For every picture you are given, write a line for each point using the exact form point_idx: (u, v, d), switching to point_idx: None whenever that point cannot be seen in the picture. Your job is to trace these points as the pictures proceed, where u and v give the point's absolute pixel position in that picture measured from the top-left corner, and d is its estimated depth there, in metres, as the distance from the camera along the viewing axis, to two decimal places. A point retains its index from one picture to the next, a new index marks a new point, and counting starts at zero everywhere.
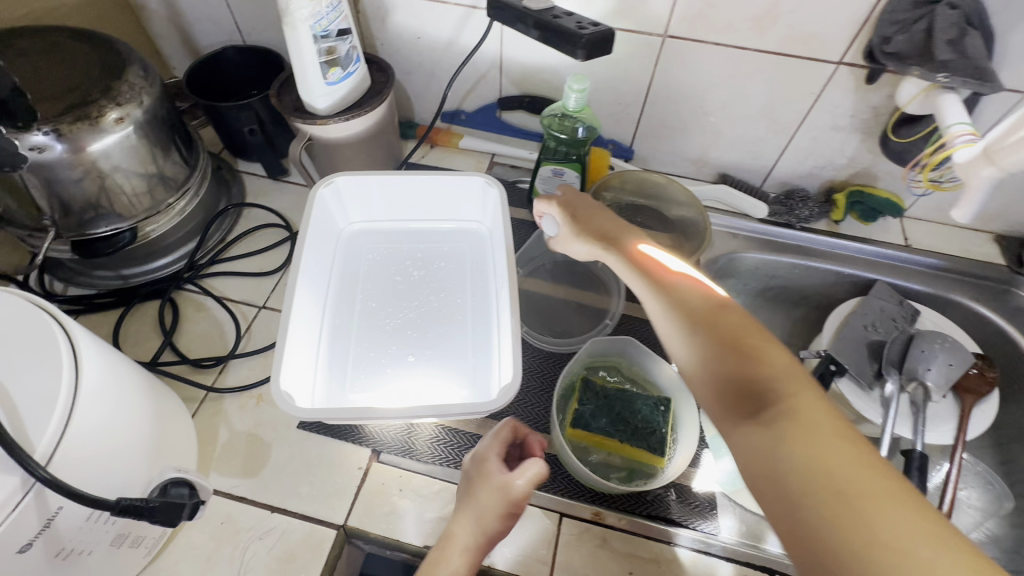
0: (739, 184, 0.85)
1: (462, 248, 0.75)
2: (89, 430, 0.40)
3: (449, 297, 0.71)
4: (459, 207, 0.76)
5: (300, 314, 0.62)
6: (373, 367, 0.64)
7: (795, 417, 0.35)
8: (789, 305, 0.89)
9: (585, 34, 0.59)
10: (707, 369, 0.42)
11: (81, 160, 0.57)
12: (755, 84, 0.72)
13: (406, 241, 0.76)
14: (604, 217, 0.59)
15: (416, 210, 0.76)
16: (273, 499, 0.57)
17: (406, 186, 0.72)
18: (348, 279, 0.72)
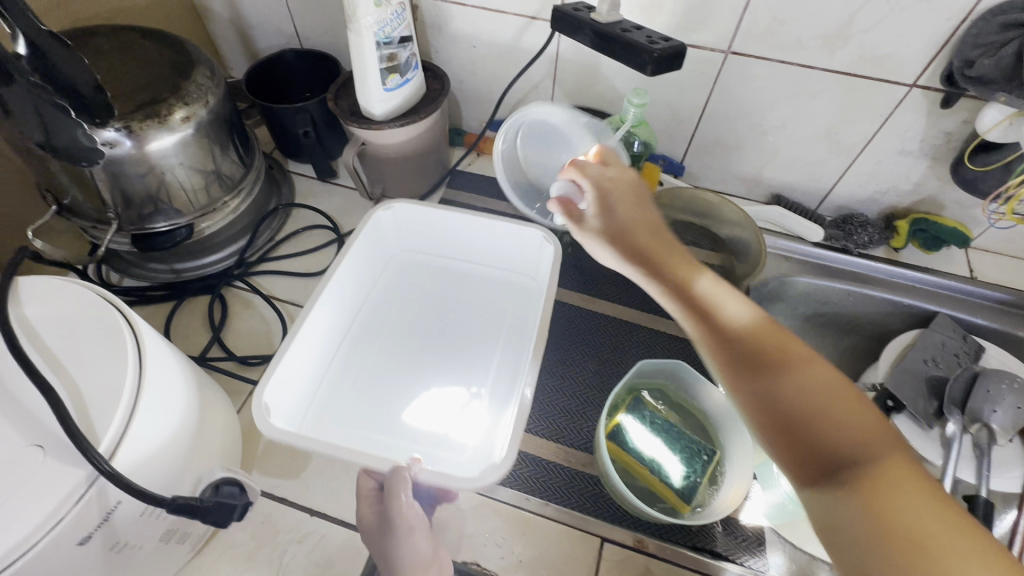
0: (793, 206, 0.83)
1: (505, 297, 0.73)
2: (151, 426, 0.39)
3: (483, 348, 0.69)
4: (505, 253, 0.73)
5: (317, 329, 0.63)
6: (376, 404, 0.64)
7: (951, 553, 0.29)
8: (840, 333, 0.86)
9: (655, 49, 0.56)
10: (812, 471, 0.34)
11: (148, 155, 0.58)
12: (819, 104, 0.70)
13: (445, 278, 0.76)
14: (636, 211, 0.50)
15: (463, 250, 0.75)
16: (313, 502, 0.57)
17: (456, 225, 0.72)
18: (379, 306, 0.73)
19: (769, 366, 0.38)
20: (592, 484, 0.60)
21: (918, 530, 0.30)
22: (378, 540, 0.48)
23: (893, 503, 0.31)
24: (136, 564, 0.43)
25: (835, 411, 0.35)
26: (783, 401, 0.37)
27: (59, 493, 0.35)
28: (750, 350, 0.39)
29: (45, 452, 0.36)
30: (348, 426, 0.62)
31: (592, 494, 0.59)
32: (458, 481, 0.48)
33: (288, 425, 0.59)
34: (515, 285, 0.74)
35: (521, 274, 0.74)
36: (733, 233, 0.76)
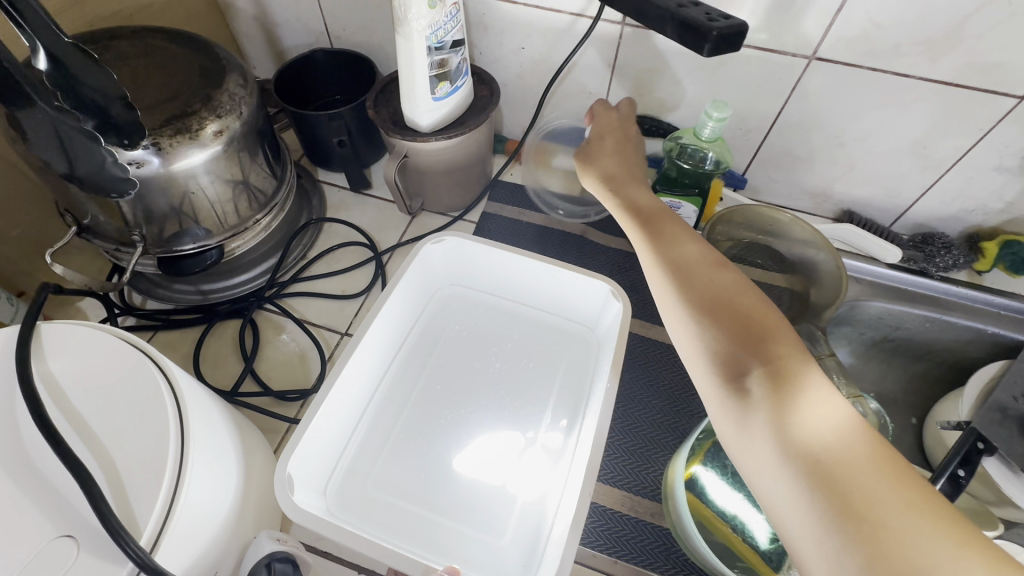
0: (866, 224, 0.76)
1: (558, 346, 0.68)
2: (198, 505, 0.34)
3: (537, 398, 0.64)
4: (561, 298, 0.67)
5: (350, 384, 0.57)
6: (407, 474, 0.59)
7: (846, 453, 0.32)
8: (911, 360, 0.79)
9: (716, 26, 0.49)
10: (731, 385, 0.38)
11: (177, 174, 0.53)
12: (909, 115, 0.63)
13: (493, 319, 0.70)
14: (616, 156, 0.58)
15: (516, 291, 0.69)
16: (360, 558, 0.52)
17: (512, 267, 0.66)
18: (416, 350, 0.67)
19: (702, 288, 0.43)
20: (664, 538, 0.55)
21: (818, 438, 0.33)
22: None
23: (797, 416, 0.35)
24: None
25: (764, 340, 0.39)
26: (719, 332, 0.40)
27: None
28: (695, 286, 0.43)
29: (81, 544, 0.31)
30: (380, 494, 0.57)
31: (666, 551, 0.54)
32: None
33: (313, 496, 0.54)
34: (569, 332, 0.69)
35: (577, 320, 0.68)
36: (807, 255, 0.70)
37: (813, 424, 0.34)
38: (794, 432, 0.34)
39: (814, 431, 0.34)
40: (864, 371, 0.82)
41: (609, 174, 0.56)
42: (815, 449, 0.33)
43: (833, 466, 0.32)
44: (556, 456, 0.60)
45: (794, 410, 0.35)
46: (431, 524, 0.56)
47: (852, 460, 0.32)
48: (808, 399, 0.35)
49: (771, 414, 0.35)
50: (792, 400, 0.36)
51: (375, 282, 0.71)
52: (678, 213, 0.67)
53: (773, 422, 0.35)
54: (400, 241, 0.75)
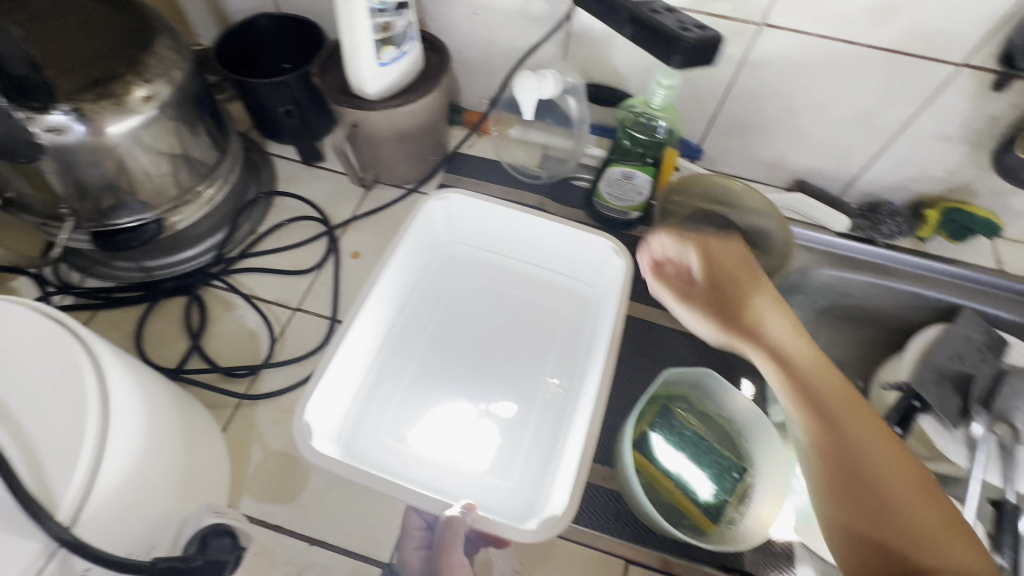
0: (818, 194, 0.77)
1: (559, 305, 0.68)
2: (119, 479, 0.34)
3: (539, 353, 0.65)
4: (564, 259, 0.67)
5: (360, 338, 0.58)
6: (420, 425, 0.60)
7: None
8: (858, 326, 0.82)
9: (686, 38, 0.51)
10: (856, 535, 0.40)
11: (104, 144, 0.51)
12: (856, 83, 0.64)
13: (494, 276, 0.70)
14: (745, 268, 0.54)
15: (517, 249, 0.69)
16: (311, 529, 0.52)
17: (512, 224, 0.66)
18: (420, 307, 0.67)
19: (832, 421, 0.43)
20: (613, 501, 0.55)
21: (913, 545, 0.37)
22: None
23: (894, 529, 0.38)
24: None
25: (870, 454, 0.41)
26: (828, 446, 0.42)
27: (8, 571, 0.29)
28: (812, 398, 0.44)
29: None
30: (389, 442, 0.59)
31: (614, 514, 0.54)
32: (520, 534, 0.44)
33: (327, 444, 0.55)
34: (569, 292, 0.69)
35: (577, 280, 0.69)
36: (757, 224, 0.72)
37: (909, 532, 0.38)
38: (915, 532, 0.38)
39: (927, 537, 0.38)
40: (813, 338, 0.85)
41: (756, 303, 0.50)
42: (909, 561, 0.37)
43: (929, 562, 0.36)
44: (536, 412, 0.61)
45: (886, 517, 0.39)
46: (443, 471, 0.57)
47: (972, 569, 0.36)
48: (942, 553, 0.37)
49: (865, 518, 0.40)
50: (905, 509, 0.39)
51: (329, 258, 0.69)
52: (632, 183, 0.66)
53: (871, 526, 0.39)
54: (353, 215, 0.74)
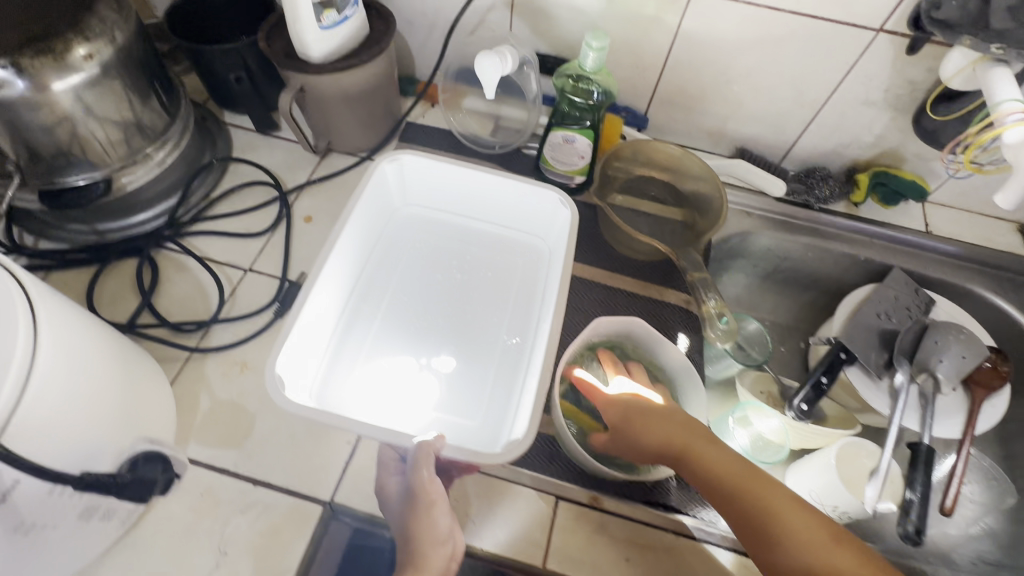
0: (758, 160, 0.80)
1: (514, 259, 0.71)
2: (48, 399, 0.36)
3: (495, 305, 0.68)
4: (517, 216, 0.70)
5: (323, 294, 0.59)
6: (387, 372, 0.62)
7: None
8: (799, 288, 0.86)
9: None
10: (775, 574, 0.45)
11: (46, 101, 0.52)
12: (784, 49, 0.67)
13: (453, 235, 0.72)
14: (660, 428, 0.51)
15: (473, 207, 0.71)
16: (256, 471, 0.54)
17: (465, 182, 0.68)
18: (382, 265, 0.69)
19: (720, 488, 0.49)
20: (548, 445, 0.58)
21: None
22: (401, 509, 0.47)
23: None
24: (49, 547, 0.40)
25: (795, 530, 0.45)
26: (746, 529, 0.47)
27: None
28: (702, 477, 0.49)
29: None
30: (360, 390, 0.61)
31: (548, 457, 0.57)
32: (483, 457, 0.47)
33: (300, 395, 0.56)
34: (523, 246, 0.72)
35: (530, 235, 0.71)
36: (696, 188, 0.75)
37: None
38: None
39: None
40: (758, 301, 0.88)
41: (647, 425, 0.52)
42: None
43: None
44: (493, 363, 0.64)
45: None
46: (409, 413, 0.60)
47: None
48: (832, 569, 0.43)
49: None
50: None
51: (281, 221, 0.71)
52: (573, 147, 0.70)
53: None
54: (308, 181, 0.75)
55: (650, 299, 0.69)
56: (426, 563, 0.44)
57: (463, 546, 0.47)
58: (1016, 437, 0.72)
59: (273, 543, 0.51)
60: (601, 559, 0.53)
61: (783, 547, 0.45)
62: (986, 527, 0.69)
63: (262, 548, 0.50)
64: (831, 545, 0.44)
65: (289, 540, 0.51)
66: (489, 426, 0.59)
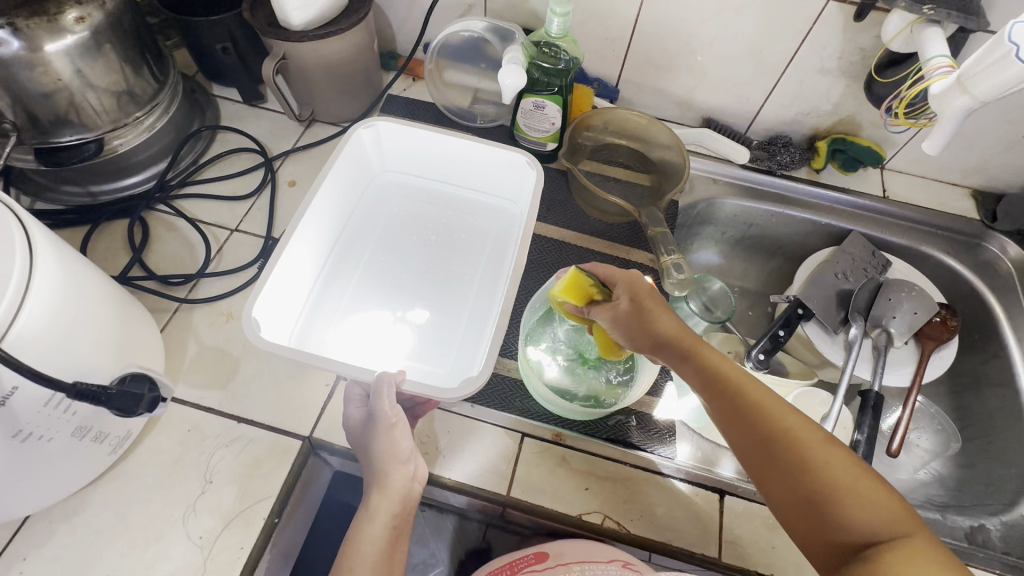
0: (722, 129, 0.85)
1: (486, 221, 0.74)
2: (43, 316, 0.40)
3: (468, 263, 0.71)
4: (489, 180, 0.73)
5: (302, 249, 0.62)
6: (364, 324, 0.66)
7: (846, 491, 0.39)
8: (766, 254, 0.90)
9: None
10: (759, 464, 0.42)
11: (40, 61, 0.56)
12: (742, 19, 0.70)
13: (430, 201, 0.76)
14: (666, 317, 0.49)
15: (449, 172, 0.75)
16: (239, 409, 0.58)
17: (440, 146, 0.71)
18: (360, 229, 0.72)
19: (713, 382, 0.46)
20: (517, 388, 0.61)
21: (826, 493, 0.39)
22: (364, 435, 0.52)
23: (792, 477, 0.40)
24: (45, 459, 0.44)
25: (780, 425, 0.42)
26: (732, 425, 0.44)
27: None
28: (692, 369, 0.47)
29: None
30: (338, 337, 0.65)
31: (515, 398, 0.60)
32: (441, 392, 0.51)
33: (279, 338, 0.60)
34: (495, 209, 0.75)
35: (502, 198, 0.75)
36: (664, 156, 0.78)
37: (794, 484, 0.40)
38: (831, 483, 0.39)
39: (852, 488, 0.39)
40: (728, 267, 0.92)
41: (657, 312, 0.50)
42: (826, 512, 0.38)
43: (845, 513, 0.38)
44: (464, 315, 0.67)
45: (810, 488, 0.39)
46: (385, 357, 0.64)
47: (923, 549, 0.35)
48: (815, 464, 0.40)
49: (787, 485, 0.41)
50: (819, 468, 0.40)
51: (266, 185, 0.75)
52: (544, 114, 0.73)
53: (791, 494, 0.40)
54: (292, 148, 0.79)
55: (618, 258, 0.73)
56: (389, 480, 0.49)
57: (426, 467, 0.52)
58: (966, 389, 0.77)
59: (255, 473, 0.54)
60: (562, 488, 0.56)
61: (768, 442, 0.42)
62: (933, 472, 0.73)
63: (245, 476, 0.54)
64: (817, 440, 0.41)
65: (270, 470, 0.55)
66: (455, 372, 0.63)
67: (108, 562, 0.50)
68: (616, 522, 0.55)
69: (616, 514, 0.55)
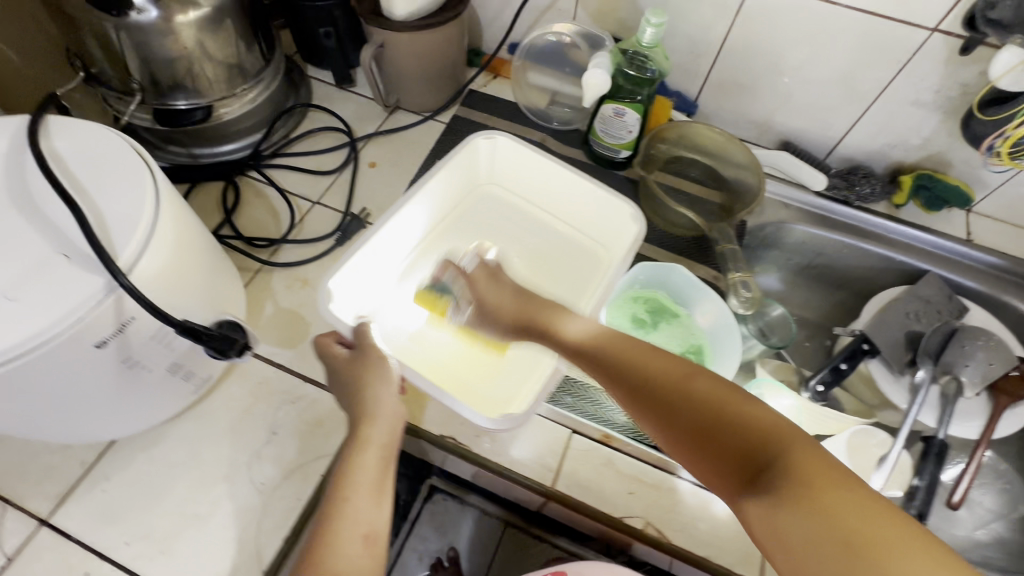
0: (801, 154, 0.83)
1: (570, 257, 0.72)
2: (162, 258, 0.43)
3: (539, 299, 0.70)
4: (588, 218, 0.71)
5: (387, 239, 0.64)
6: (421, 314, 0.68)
7: (739, 425, 0.38)
8: (832, 287, 0.87)
9: None
10: (666, 426, 0.42)
11: (171, 29, 0.61)
12: (837, 44, 0.70)
13: (523, 223, 0.75)
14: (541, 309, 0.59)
15: (549, 198, 0.73)
16: (306, 370, 0.61)
17: (546, 170, 0.69)
18: (447, 234, 0.73)
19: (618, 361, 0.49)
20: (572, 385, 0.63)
21: (721, 430, 0.38)
22: (349, 371, 0.54)
23: (694, 430, 0.40)
24: (145, 388, 0.48)
25: (676, 382, 0.43)
26: (637, 401, 0.45)
27: (82, 295, 0.38)
28: (596, 355, 0.50)
29: (69, 260, 0.39)
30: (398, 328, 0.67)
31: (570, 393, 0.62)
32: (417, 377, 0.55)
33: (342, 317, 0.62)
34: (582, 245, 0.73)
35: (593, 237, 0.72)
36: (738, 175, 0.77)
37: (692, 436, 0.40)
38: (721, 426, 0.39)
39: (742, 423, 0.38)
40: (788, 295, 0.90)
41: (552, 315, 0.58)
42: (720, 453, 0.38)
43: (729, 438, 0.38)
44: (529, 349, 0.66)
45: (706, 431, 0.39)
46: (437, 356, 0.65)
47: (812, 464, 0.33)
48: (710, 407, 0.40)
49: (689, 444, 0.40)
50: (714, 413, 0.40)
51: (348, 164, 0.79)
52: (623, 120, 0.73)
53: (688, 444, 0.40)
54: (375, 131, 0.83)
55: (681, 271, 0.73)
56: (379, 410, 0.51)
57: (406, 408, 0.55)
58: None
59: (316, 431, 0.57)
60: (606, 490, 0.56)
61: (664, 403, 0.43)
62: (993, 532, 0.69)
63: (306, 433, 0.57)
64: (707, 384, 0.42)
65: (329, 431, 0.57)
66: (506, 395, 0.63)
67: (178, 493, 0.53)
68: (659, 530, 0.55)
69: (659, 522, 0.55)
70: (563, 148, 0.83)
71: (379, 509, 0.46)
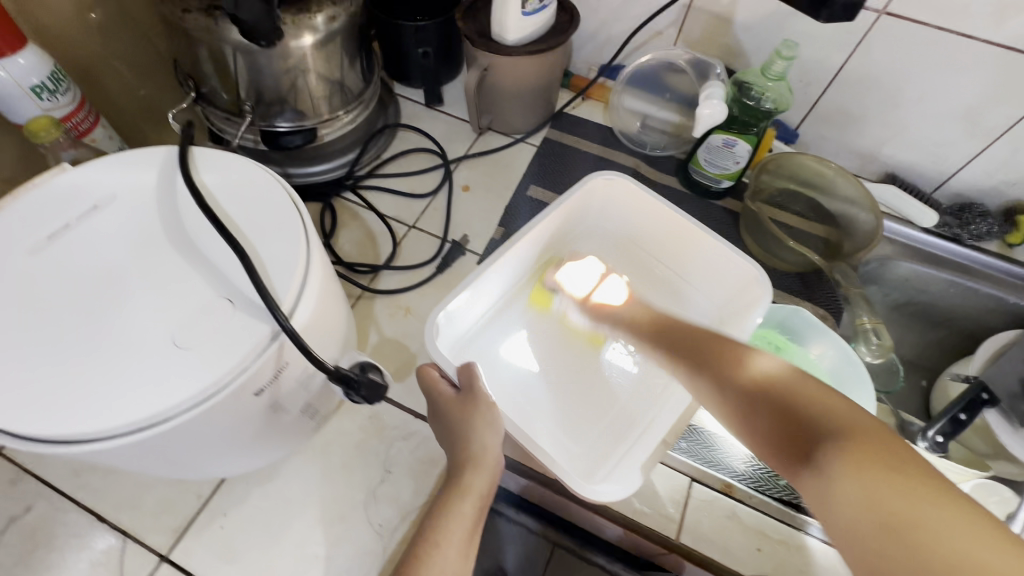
0: (909, 188, 0.80)
1: (674, 310, 0.70)
2: (315, 303, 0.42)
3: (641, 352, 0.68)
4: (699, 271, 0.68)
5: (497, 273, 0.64)
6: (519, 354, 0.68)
7: (798, 408, 0.36)
8: (933, 326, 0.83)
9: None
10: (726, 405, 0.42)
11: (290, 54, 0.60)
12: (966, 79, 0.67)
13: (627, 266, 0.73)
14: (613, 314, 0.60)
15: (656, 244, 0.71)
16: (416, 405, 0.59)
17: (661, 217, 0.66)
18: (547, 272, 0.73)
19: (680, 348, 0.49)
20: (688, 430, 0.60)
21: (769, 408, 0.38)
22: (452, 412, 0.50)
23: (745, 412, 0.40)
24: (280, 428, 0.46)
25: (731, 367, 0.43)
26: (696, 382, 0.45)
27: (248, 344, 0.37)
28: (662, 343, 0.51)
29: (234, 305, 0.38)
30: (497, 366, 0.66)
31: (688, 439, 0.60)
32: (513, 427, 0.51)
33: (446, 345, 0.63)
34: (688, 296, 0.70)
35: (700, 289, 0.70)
36: (847, 210, 0.74)
37: (746, 417, 0.40)
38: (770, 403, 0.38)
39: (802, 404, 0.36)
40: None
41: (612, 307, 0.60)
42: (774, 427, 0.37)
43: (777, 416, 0.37)
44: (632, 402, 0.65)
45: (754, 406, 0.39)
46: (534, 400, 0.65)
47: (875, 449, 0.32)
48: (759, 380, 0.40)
49: (745, 425, 0.40)
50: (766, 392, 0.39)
51: (443, 187, 0.77)
52: (731, 151, 0.71)
53: (741, 426, 0.40)
54: (467, 153, 0.81)
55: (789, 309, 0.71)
56: (482, 458, 0.47)
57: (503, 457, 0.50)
58: None
59: (431, 471, 0.56)
60: (732, 546, 0.54)
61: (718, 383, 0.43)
62: None
63: (421, 472, 0.55)
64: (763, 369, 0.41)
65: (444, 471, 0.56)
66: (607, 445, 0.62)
67: (296, 532, 0.52)
68: None
69: None
70: (658, 176, 0.81)
71: (466, 564, 0.42)
